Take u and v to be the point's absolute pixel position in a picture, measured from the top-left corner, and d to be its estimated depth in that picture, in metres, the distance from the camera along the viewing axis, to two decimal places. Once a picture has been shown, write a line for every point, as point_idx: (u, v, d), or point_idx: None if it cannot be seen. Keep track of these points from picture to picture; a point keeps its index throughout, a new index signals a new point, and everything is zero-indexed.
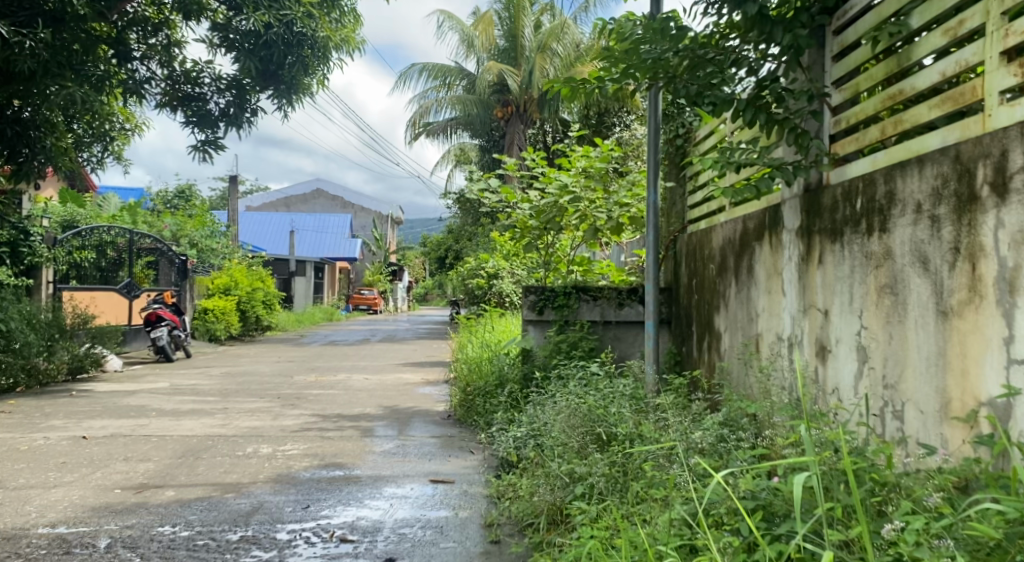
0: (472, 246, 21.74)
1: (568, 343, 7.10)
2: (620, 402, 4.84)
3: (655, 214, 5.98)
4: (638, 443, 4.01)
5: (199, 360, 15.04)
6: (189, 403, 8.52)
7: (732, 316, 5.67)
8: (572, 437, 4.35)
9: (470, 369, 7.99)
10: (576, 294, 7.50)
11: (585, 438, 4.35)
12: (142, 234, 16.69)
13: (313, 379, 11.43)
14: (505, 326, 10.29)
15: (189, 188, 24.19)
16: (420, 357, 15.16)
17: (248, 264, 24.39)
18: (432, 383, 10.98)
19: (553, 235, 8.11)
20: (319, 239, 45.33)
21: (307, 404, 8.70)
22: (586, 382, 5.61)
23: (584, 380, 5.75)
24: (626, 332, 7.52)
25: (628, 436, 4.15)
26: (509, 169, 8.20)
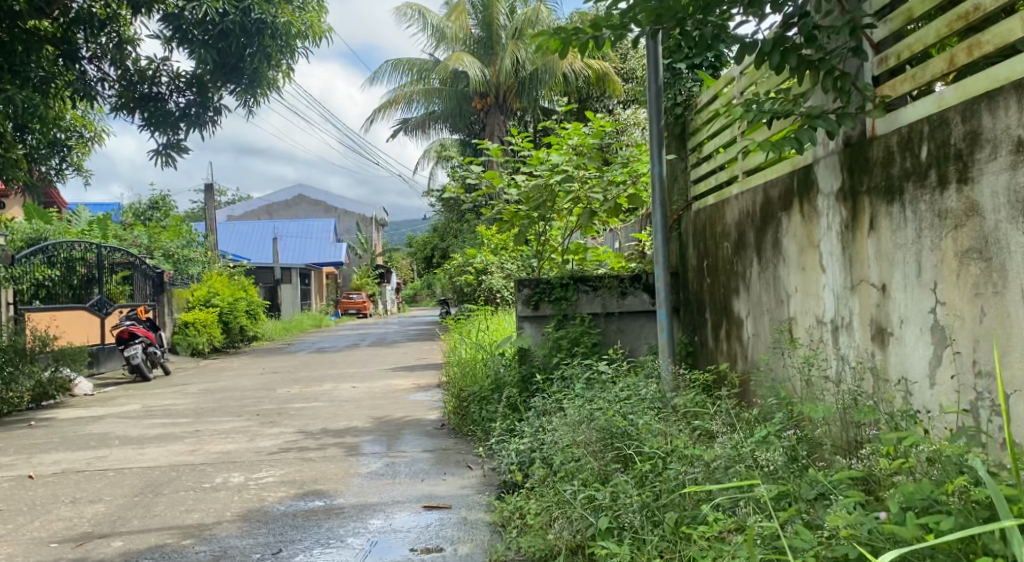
0: (458, 243, 21.04)
1: (569, 339, 6.43)
2: (640, 409, 4.18)
3: (660, 190, 5.32)
4: (671, 461, 3.35)
5: (178, 377, 14.28)
6: (159, 427, 7.80)
7: (755, 299, 4.98)
8: (590, 458, 3.68)
9: (463, 373, 7.33)
10: (573, 285, 6.81)
11: (606, 458, 3.68)
12: (112, 248, 15.93)
13: (297, 391, 10.70)
14: (500, 323, 9.56)
15: (162, 197, 23.31)
16: (410, 361, 14.44)
17: (229, 274, 23.60)
18: (424, 388, 10.27)
19: (545, 222, 7.40)
20: (303, 245, 44.50)
21: (288, 421, 7.99)
22: (596, 385, 4.95)
23: (593, 382, 5.09)
24: (631, 323, 6.83)
25: (658, 452, 3.49)
26: (491, 153, 7.47)
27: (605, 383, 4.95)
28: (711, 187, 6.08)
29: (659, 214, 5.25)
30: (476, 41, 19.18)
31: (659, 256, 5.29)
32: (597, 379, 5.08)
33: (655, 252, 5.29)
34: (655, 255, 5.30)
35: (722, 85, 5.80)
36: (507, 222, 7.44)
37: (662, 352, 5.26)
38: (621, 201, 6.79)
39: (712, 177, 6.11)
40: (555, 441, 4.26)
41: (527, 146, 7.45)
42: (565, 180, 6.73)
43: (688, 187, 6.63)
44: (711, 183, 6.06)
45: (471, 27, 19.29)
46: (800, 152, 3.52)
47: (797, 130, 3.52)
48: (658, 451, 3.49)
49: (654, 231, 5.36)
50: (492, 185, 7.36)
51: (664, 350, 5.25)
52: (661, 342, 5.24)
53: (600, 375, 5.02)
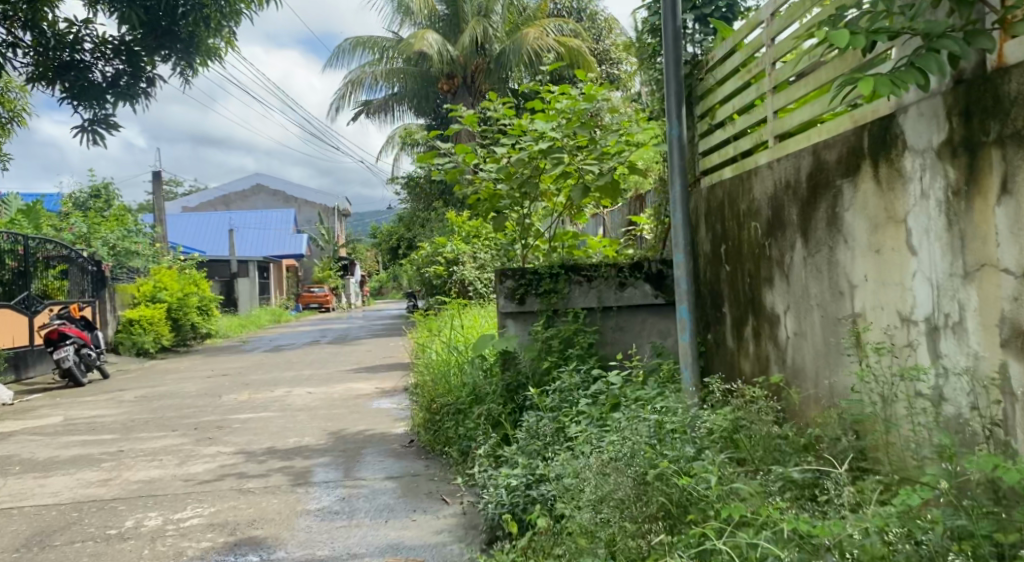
0: (425, 232, 19.93)
1: (559, 339, 5.46)
2: (673, 444, 3.36)
3: (680, 157, 4.54)
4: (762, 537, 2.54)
5: (116, 381, 13.09)
6: (74, 449, 6.67)
7: (796, 291, 3.99)
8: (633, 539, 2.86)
9: (435, 380, 6.31)
10: (564, 275, 5.88)
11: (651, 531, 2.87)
12: (46, 239, 14.89)
13: (245, 398, 9.59)
14: (478, 320, 8.51)
15: (106, 186, 21.91)
16: (375, 360, 13.33)
17: (178, 267, 22.30)
18: (388, 393, 9.23)
19: (529, 205, 6.41)
20: (261, 237, 43.01)
21: (229, 437, 6.90)
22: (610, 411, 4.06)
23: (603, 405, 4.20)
24: (630, 320, 5.92)
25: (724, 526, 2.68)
26: (466, 121, 6.39)
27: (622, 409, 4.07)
28: (725, 159, 5.06)
29: (682, 189, 4.51)
30: (441, 18, 18.20)
31: (681, 243, 4.52)
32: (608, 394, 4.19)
33: (675, 238, 4.52)
34: (678, 243, 4.54)
35: (742, 34, 4.82)
36: (484, 204, 6.42)
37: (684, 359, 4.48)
38: (608, 184, 5.67)
39: (725, 145, 5.12)
40: (568, 487, 3.40)
41: (509, 113, 6.41)
42: (553, 152, 5.70)
43: (696, 159, 5.59)
44: (728, 154, 5.03)
45: (437, 5, 18.17)
46: (925, 85, 2.67)
47: (918, 58, 2.68)
48: (756, 523, 2.64)
49: (674, 211, 4.56)
50: (466, 161, 6.33)
51: (688, 357, 4.47)
52: (684, 346, 4.49)
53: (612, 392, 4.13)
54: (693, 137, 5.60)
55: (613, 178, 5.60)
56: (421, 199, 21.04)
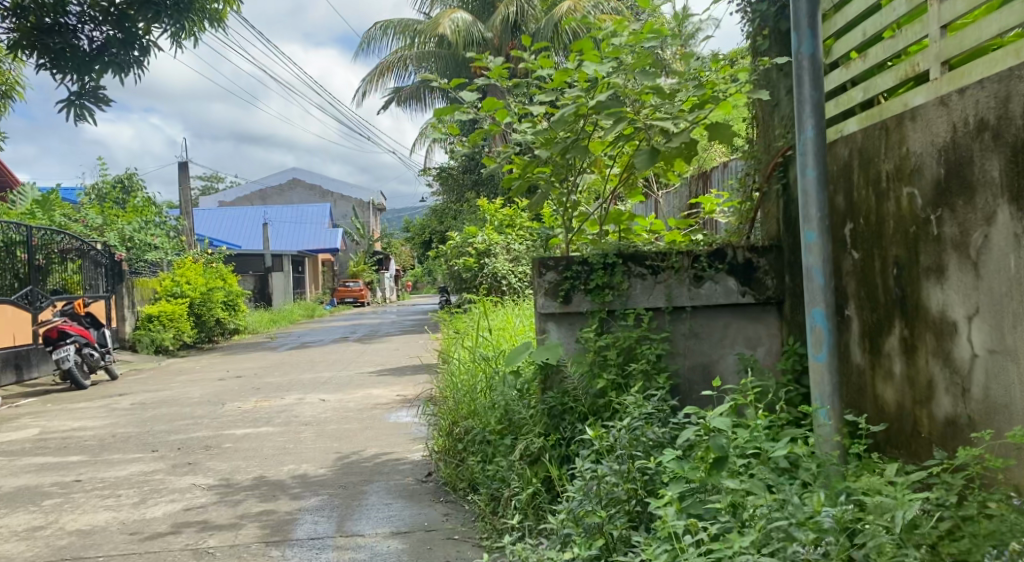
0: (457, 225, 18.71)
1: (615, 352, 4.19)
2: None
3: (813, 89, 3.18)
4: None
5: (121, 383, 12.02)
6: (24, 478, 5.51)
7: (991, 287, 2.69)
8: None
9: (457, 399, 5.03)
10: (623, 266, 4.57)
11: None
12: (58, 232, 14.11)
13: (249, 408, 8.40)
14: (514, 321, 7.21)
15: (129, 176, 21.02)
16: (402, 361, 12.10)
17: (203, 261, 21.36)
18: (410, 403, 7.98)
19: (577, 178, 5.10)
20: (296, 231, 42.18)
21: (212, 463, 5.68)
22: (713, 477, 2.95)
23: (696, 463, 3.06)
24: (709, 324, 4.60)
25: None
26: (494, 75, 4.99)
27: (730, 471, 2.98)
28: (846, 107, 3.70)
29: (816, 136, 3.18)
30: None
31: (813, 215, 3.20)
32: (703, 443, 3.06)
33: (805, 209, 3.19)
34: (809, 215, 3.22)
35: None
36: (521, 177, 5.14)
37: (814, 384, 3.21)
38: (675, 145, 4.28)
39: (844, 91, 3.75)
40: None
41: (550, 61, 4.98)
42: (605, 98, 4.34)
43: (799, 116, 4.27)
44: (850, 101, 3.68)
45: None
46: None
47: None
48: None
49: (804, 165, 3.22)
50: (496, 120, 4.87)
51: (820, 381, 3.20)
52: (814, 366, 3.22)
53: (711, 442, 3.01)
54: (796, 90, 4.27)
55: (689, 137, 4.19)
56: (453, 191, 19.84)
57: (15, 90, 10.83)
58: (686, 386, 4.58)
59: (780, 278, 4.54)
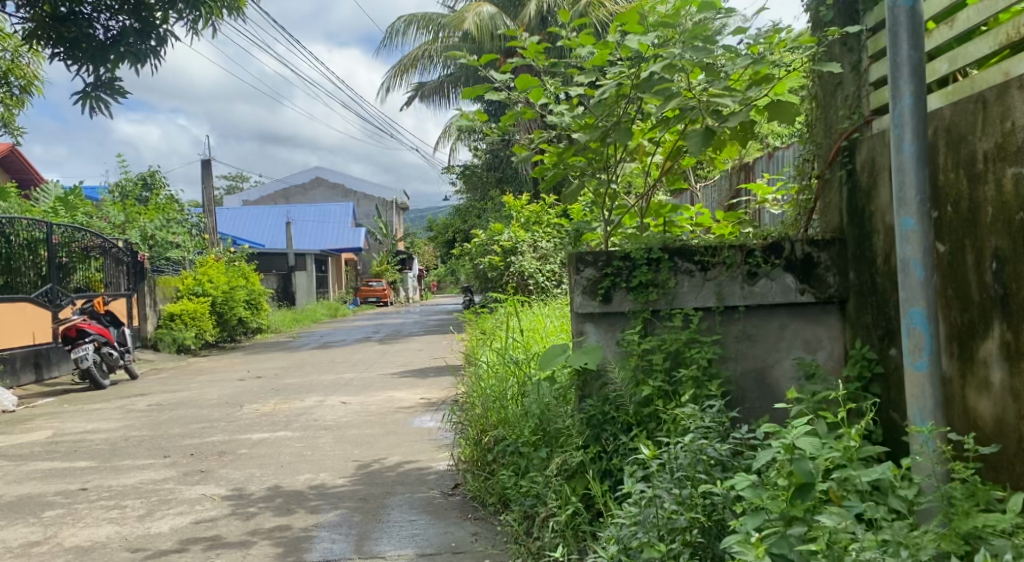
0: (481, 223, 18.38)
1: (662, 356, 3.77)
2: None
3: (914, 49, 2.78)
4: None
5: (140, 383, 11.77)
6: (29, 485, 5.21)
7: None
8: None
9: (484, 407, 4.65)
10: (669, 261, 4.16)
11: None
12: (80, 229, 13.92)
13: (268, 410, 8.09)
14: (545, 322, 6.83)
15: (152, 174, 20.86)
16: (424, 361, 11.76)
17: (226, 259, 21.16)
18: (433, 407, 7.64)
19: (617, 166, 4.74)
20: (319, 230, 42.03)
21: (226, 470, 5.36)
22: (796, 507, 2.66)
23: (778, 490, 2.74)
24: (764, 326, 4.20)
25: None
26: (527, 54, 4.62)
27: (811, 502, 2.69)
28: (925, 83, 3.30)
29: (916, 103, 2.80)
30: None
31: (911, 198, 2.81)
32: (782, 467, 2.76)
33: (903, 189, 2.81)
34: (906, 198, 2.83)
35: None
36: (555, 167, 4.76)
37: (913, 397, 2.82)
38: (733, 124, 3.88)
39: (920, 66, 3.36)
40: None
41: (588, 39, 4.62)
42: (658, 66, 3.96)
43: (866, 93, 3.95)
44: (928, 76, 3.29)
45: None
46: None
47: None
48: None
49: (900, 140, 2.83)
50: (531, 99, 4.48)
51: (919, 393, 2.81)
52: (912, 376, 2.82)
53: (794, 466, 2.71)
54: (864, 65, 3.95)
55: (748, 115, 3.79)
56: (477, 189, 19.51)
57: (34, 85, 10.57)
58: (738, 393, 4.19)
59: (842, 275, 4.14)
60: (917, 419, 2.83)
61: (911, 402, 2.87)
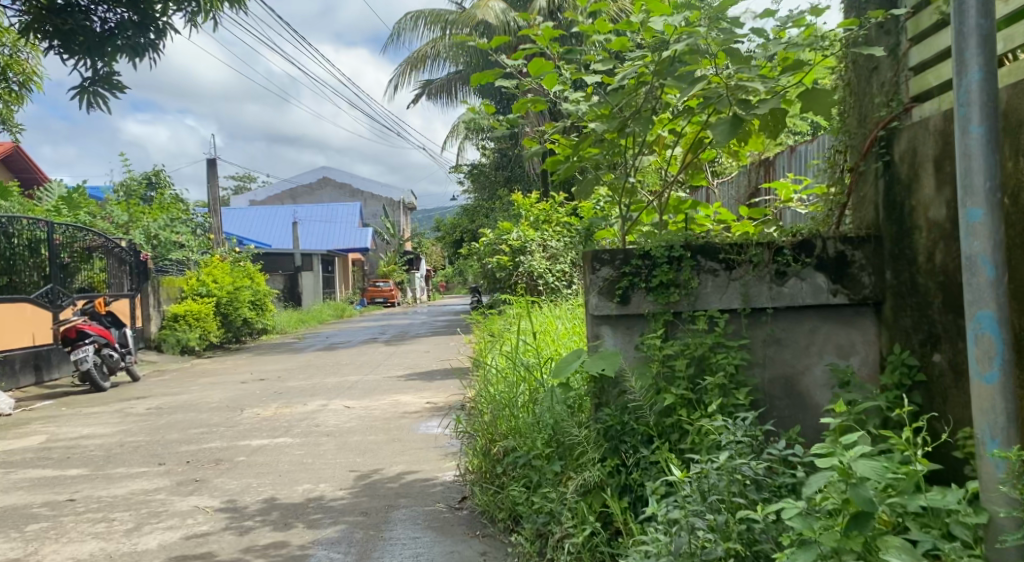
0: (490, 223, 18.13)
1: (685, 361, 3.49)
2: None
3: (982, 21, 2.54)
4: None
5: (141, 386, 11.51)
6: (14, 496, 4.95)
7: None
8: None
9: (492, 417, 4.37)
10: (690, 259, 3.89)
11: None
12: (82, 229, 13.68)
13: (269, 415, 7.82)
14: (556, 325, 6.56)
15: (157, 173, 20.63)
16: (432, 364, 11.49)
17: (231, 259, 20.93)
18: (440, 411, 7.37)
19: (636, 159, 4.49)
20: (326, 230, 41.83)
21: (221, 480, 5.09)
22: (851, 538, 2.45)
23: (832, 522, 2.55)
24: (793, 329, 3.92)
25: None
26: (540, 43, 4.34)
27: (869, 532, 2.48)
28: None
29: (985, 78, 2.53)
30: None
31: (979, 186, 2.56)
32: (837, 494, 2.57)
33: (970, 177, 2.55)
34: (974, 186, 2.58)
35: None
36: (568, 160, 4.51)
37: (981, 411, 2.56)
38: (763, 111, 3.60)
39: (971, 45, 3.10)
40: None
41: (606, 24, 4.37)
42: (684, 46, 3.71)
43: (904, 80, 3.73)
44: None
45: None
46: None
47: None
48: None
49: (967, 121, 2.58)
50: (546, 84, 4.24)
51: (988, 407, 2.55)
52: (979, 388, 2.56)
53: (852, 492, 2.50)
54: (903, 49, 3.72)
55: (782, 102, 3.51)
56: (485, 188, 19.25)
57: (33, 81, 10.30)
58: (766, 402, 3.91)
59: (878, 274, 3.86)
60: (986, 437, 2.57)
61: (979, 416, 2.61)
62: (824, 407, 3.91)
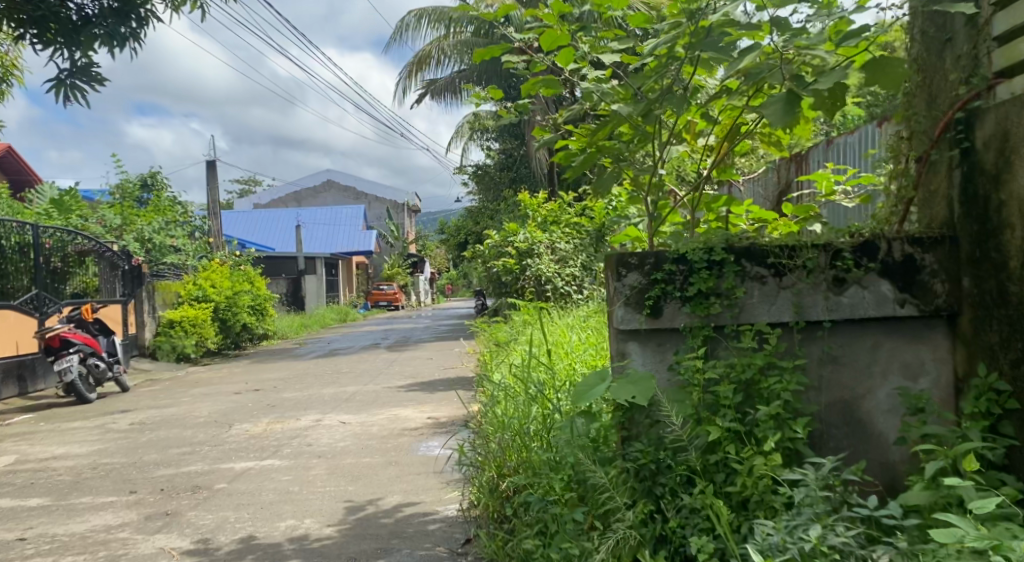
0: (495, 225, 17.56)
1: (731, 388, 2.98)
2: None
3: None
4: None
5: (129, 396, 10.93)
6: None
7: None
8: None
9: (496, 452, 3.79)
10: (732, 263, 3.33)
11: None
12: (73, 233, 13.12)
13: (258, 432, 7.24)
14: (568, 336, 5.99)
15: (154, 174, 20.07)
16: (434, 372, 10.91)
17: (230, 263, 20.38)
18: (442, 428, 6.79)
19: (665, 149, 3.90)
20: (329, 233, 41.27)
21: (194, 514, 4.51)
22: None
23: None
24: (854, 345, 3.34)
25: None
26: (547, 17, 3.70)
27: None
28: None
29: None
30: None
31: None
32: None
33: None
34: None
35: None
36: (585, 150, 3.93)
37: None
38: (825, 86, 3.03)
39: None
40: None
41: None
42: (731, 10, 3.19)
43: (985, 53, 3.15)
44: None
45: None
46: None
47: None
48: None
49: None
50: (560, 62, 3.67)
51: None
52: None
53: None
54: (984, 16, 3.14)
55: (850, 73, 2.93)
56: (490, 190, 18.68)
57: (14, 76, 9.71)
58: (821, 432, 3.34)
59: (953, 280, 3.29)
60: None
61: None
62: (887, 437, 3.33)
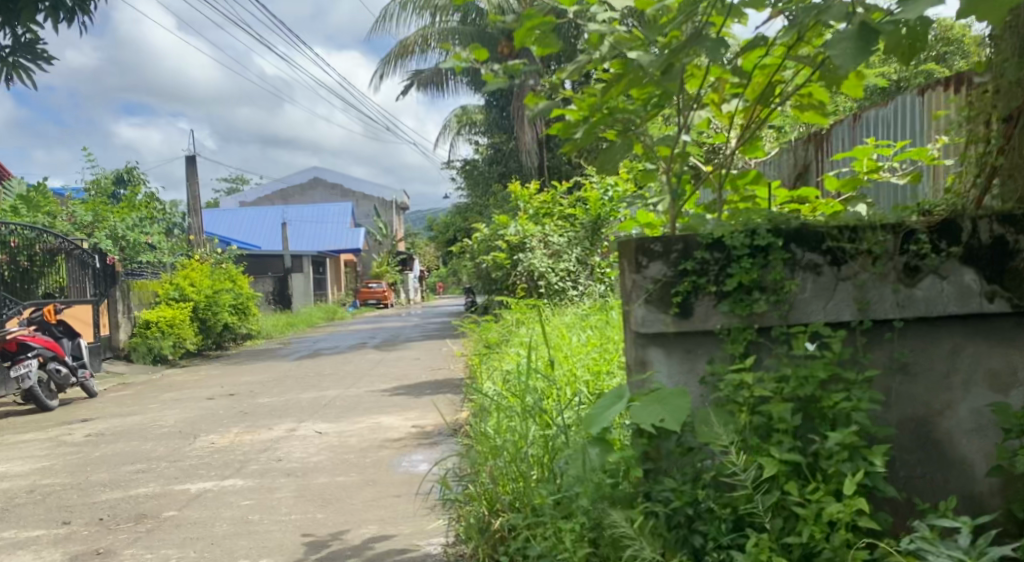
0: (484, 221, 16.89)
1: (789, 410, 2.33)
2: None
3: None
4: None
5: (95, 403, 10.21)
6: None
7: None
8: None
9: (485, 485, 3.10)
10: (778, 248, 2.66)
11: None
12: (40, 231, 12.37)
13: (225, 445, 6.54)
14: (568, 339, 5.31)
15: (129, 169, 19.31)
16: (421, 375, 10.23)
17: (211, 261, 19.65)
18: (427, 440, 6.11)
19: (687, 114, 3.20)
20: (316, 230, 40.49)
21: (131, 553, 3.82)
22: None
23: None
24: (929, 349, 2.68)
25: None
26: None
27: None
28: None
29: None
30: None
31: None
32: None
33: None
34: None
35: None
36: (590, 115, 3.25)
37: None
38: (910, 19, 2.32)
39: None
40: None
41: None
42: None
43: None
44: None
45: None
46: None
47: None
48: None
49: None
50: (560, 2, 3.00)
51: None
52: None
53: None
54: None
55: (946, 0, 2.20)
56: (479, 185, 18.01)
57: None
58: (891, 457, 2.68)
59: None
60: None
61: None
62: (973, 464, 2.68)
